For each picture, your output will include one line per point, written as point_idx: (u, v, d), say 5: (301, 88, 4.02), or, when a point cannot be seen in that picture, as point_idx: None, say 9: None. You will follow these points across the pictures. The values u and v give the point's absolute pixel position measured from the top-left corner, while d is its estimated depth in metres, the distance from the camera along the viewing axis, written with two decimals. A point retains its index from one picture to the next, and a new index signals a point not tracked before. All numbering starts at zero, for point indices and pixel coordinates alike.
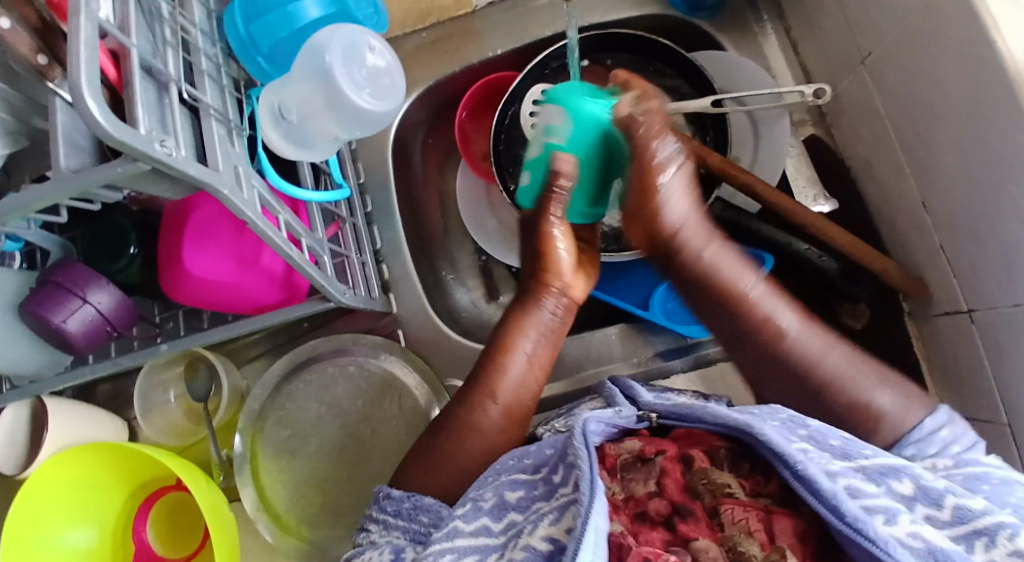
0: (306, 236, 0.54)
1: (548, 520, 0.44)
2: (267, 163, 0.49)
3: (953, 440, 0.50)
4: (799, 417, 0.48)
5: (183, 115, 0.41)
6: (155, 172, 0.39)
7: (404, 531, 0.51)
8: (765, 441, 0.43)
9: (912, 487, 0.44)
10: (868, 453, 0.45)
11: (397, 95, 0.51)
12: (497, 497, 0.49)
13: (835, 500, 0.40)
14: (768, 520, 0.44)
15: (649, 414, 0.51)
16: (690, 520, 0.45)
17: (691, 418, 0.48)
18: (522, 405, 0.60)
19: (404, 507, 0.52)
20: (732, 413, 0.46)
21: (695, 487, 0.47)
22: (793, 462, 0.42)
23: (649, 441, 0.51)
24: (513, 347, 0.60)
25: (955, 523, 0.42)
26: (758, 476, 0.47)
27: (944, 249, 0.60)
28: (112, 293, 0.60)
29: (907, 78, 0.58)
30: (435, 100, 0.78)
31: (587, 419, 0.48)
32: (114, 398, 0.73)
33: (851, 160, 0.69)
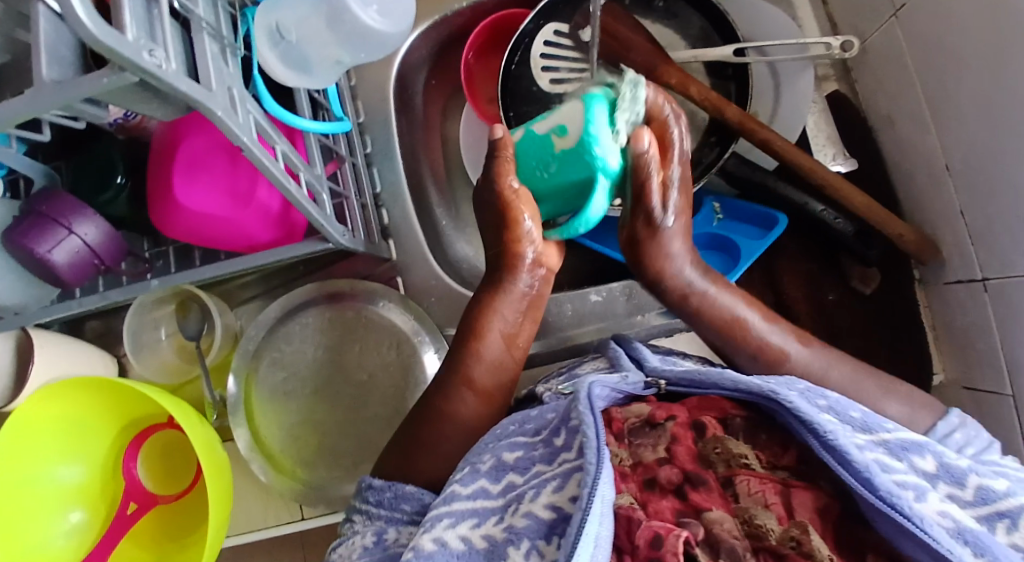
0: (304, 169, 0.51)
1: (552, 487, 0.43)
2: (263, 89, 0.46)
3: (967, 442, 0.49)
4: (817, 387, 0.46)
5: (174, 27, 0.38)
6: (142, 85, 0.36)
7: (388, 520, 0.50)
8: (791, 409, 0.41)
9: (934, 465, 0.42)
10: (889, 427, 0.44)
11: (406, 12, 0.48)
12: (495, 459, 0.48)
13: (867, 472, 0.39)
14: (787, 493, 0.43)
15: (658, 381, 0.48)
16: (703, 489, 0.44)
17: (706, 384, 0.46)
18: (496, 384, 0.58)
19: (385, 497, 0.51)
20: (752, 380, 0.44)
21: (707, 455, 0.45)
22: (823, 432, 0.40)
23: (659, 405, 0.48)
24: (487, 327, 0.57)
25: (977, 503, 0.41)
26: (775, 448, 0.45)
27: (964, 213, 0.58)
28: (100, 225, 0.57)
29: (941, 31, 0.56)
30: (441, 38, 0.75)
31: (593, 383, 0.46)
32: (103, 335, 0.72)
33: (873, 118, 0.67)
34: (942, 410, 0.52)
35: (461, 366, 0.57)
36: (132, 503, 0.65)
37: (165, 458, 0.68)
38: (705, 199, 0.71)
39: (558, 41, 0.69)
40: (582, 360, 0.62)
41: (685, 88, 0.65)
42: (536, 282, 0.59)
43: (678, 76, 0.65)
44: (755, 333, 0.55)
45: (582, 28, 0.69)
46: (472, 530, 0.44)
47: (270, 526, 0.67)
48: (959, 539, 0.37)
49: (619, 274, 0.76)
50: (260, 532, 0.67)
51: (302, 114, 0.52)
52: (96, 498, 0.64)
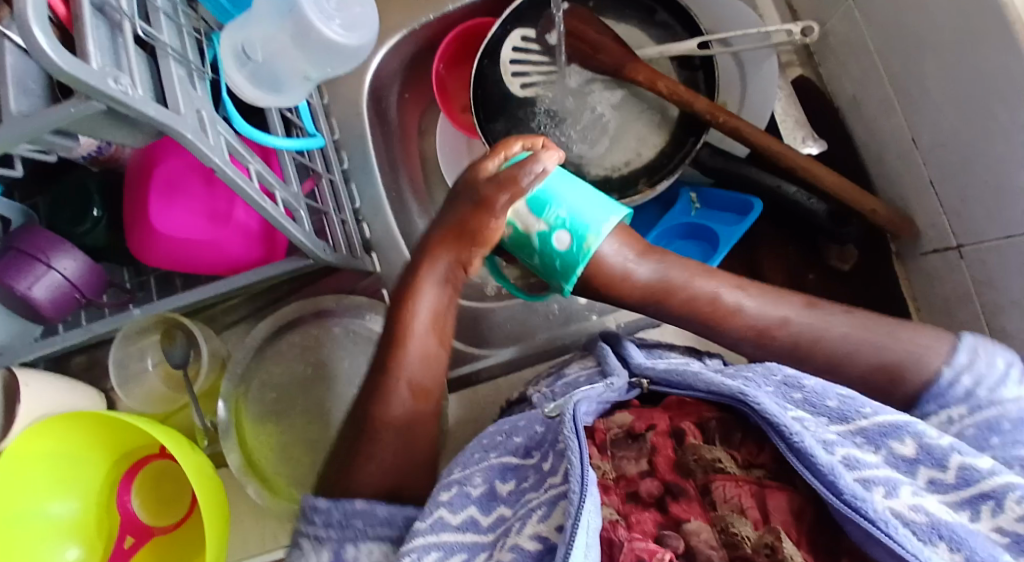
0: (279, 188, 0.51)
1: (536, 517, 0.43)
2: (233, 112, 0.46)
3: (976, 384, 0.47)
4: (794, 378, 0.47)
5: (139, 56, 0.38)
6: (111, 114, 0.36)
7: (338, 541, 0.46)
8: (758, 411, 0.42)
9: (914, 448, 0.42)
10: (867, 412, 0.44)
11: (370, 25, 0.49)
12: (486, 486, 0.48)
13: (833, 476, 0.39)
14: (762, 495, 0.43)
15: (641, 381, 0.49)
16: (682, 501, 0.44)
17: (684, 385, 0.47)
18: (434, 382, 0.55)
19: (333, 518, 0.47)
20: (726, 381, 0.45)
21: (686, 463, 0.45)
22: (789, 434, 0.41)
23: (639, 415, 0.49)
24: (413, 316, 0.55)
25: (959, 486, 0.41)
26: (750, 447, 0.46)
27: (934, 184, 0.59)
28: (78, 258, 0.57)
29: (895, 9, 0.57)
30: (410, 50, 0.76)
31: (579, 401, 0.46)
32: (90, 369, 0.71)
33: (838, 99, 0.68)
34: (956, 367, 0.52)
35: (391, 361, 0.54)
36: (128, 537, 0.64)
37: (160, 491, 0.67)
38: (683, 190, 0.72)
39: (526, 47, 0.70)
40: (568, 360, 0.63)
41: (653, 84, 0.66)
42: (454, 275, 0.56)
43: (645, 72, 0.66)
44: (729, 302, 0.55)
45: (549, 32, 0.70)
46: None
47: (266, 552, 0.66)
48: (932, 535, 0.38)
49: None
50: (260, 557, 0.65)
51: (274, 132, 0.53)
52: (89, 533, 0.63)
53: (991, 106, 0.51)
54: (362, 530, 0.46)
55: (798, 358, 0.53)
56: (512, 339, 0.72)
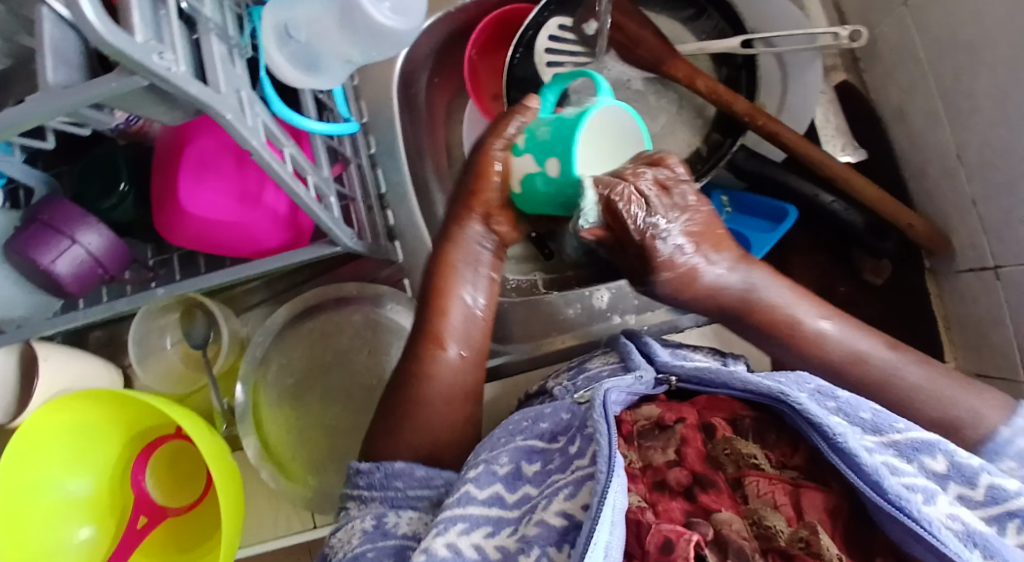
0: (312, 172, 0.50)
1: (563, 494, 0.42)
2: (270, 90, 0.45)
3: (992, 458, 0.48)
4: (828, 387, 0.44)
5: (182, 30, 0.37)
6: (151, 90, 0.35)
7: (382, 499, 0.49)
8: (799, 410, 0.40)
9: (945, 464, 0.41)
10: (900, 426, 0.42)
11: (422, 8, 0.45)
12: (512, 465, 0.47)
13: (877, 476, 0.38)
14: (796, 493, 0.42)
15: (669, 377, 0.47)
16: (712, 492, 0.43)
17: (715, 382, 0.45)
18: (478, 346, 0.59)
19: (375, 478, 0.50)
20: (763, 380, 0.43)
21: (716, 457, 0.44)
22: (833, 434, 0.39)
23: (669, 407, 0.47)
24: (455, 291, 0.58)
25: (987, 504, 0.40)
26: (784, 447, 0.44)
27: (975, 203, 0.58)
28: (103, 233, 0.56)
29: (951, 20, 0.55)
30: (444, 36, 0.74)
31: (608, 389, 0.45)
32: (107, 344, 0.71)
33: (882, 108, 0.66)
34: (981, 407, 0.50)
35: (433, 329, 0.57)
36: (141, 517, 0.64)
37: (175, 468, 0.67)
38: (714, 192, 0.70)
39: (562, 36, 0.67)
40: (591, 354, 0.62)
41: (693, 82, 0.64)
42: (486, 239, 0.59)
43: (689, 69, 0.65)
44: (785, 309, 0.54)
45: (587, 20, 0.67)
46: (487, 538, 0.43)
47: (282, 534, 0.66)
48: (967, 542, 0.36)
49: (629, 270, 0.75)
50: (273, 542, 0.66)
51: (307, 114, 0.51)
52: (103, 508, 0.63)
53: None
54: (399, 492, 0.49)
55: (842, 372, 0.52)
56: (532, 335, 0.71)
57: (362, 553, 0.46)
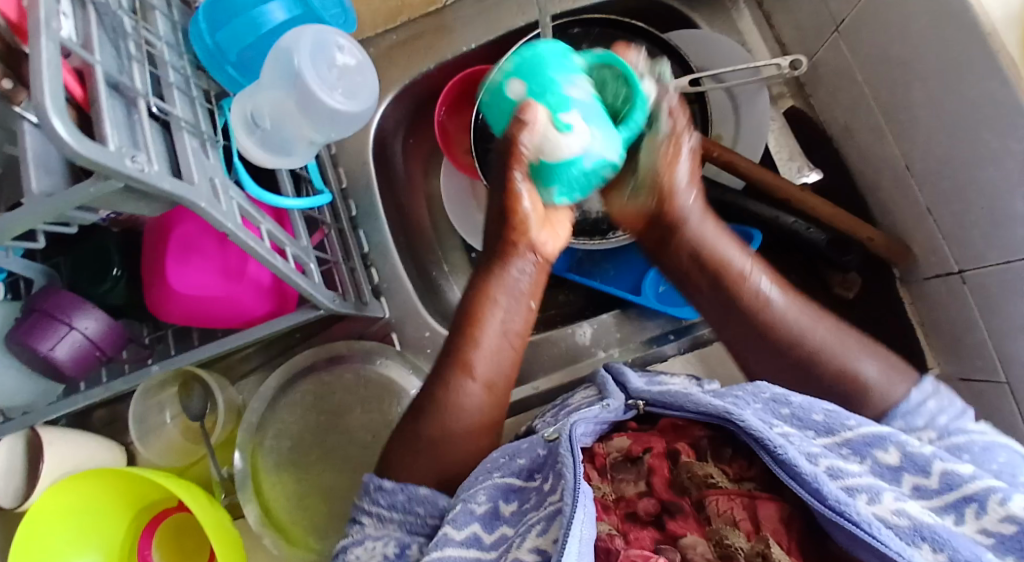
0: (290, 244, 0.53)
1: (536, 531, 0.44)
2: (244, 173, 0.48)
3: (940, 410, 0.49)
4: (782, 395, 0.46)
5: (154, 130, 0.40)
6: (128, 190, 0.38)
7: (401, 522, 0.51)
8: (743, 428, 0.41)
9: (898, 456, 0.42)
10: (852, 423, 0.44)
11: (371, 94, 0.49)
12: (489, 504, 0.48)
13: (816, 483, 0.38)
14: (753, 506, 0.43)
15: (636, 402, 0.49)
16: (679, 517, 0.44)
17: (676, 406, 0.46)
18: (499, 373, 0.59)
19: (397, 499, 0.51)
20: (714, 400, 0.44)
21: (681, 481, 0.46)
22: (773, 447, 0.40)
23: (637, 437, 0.49)
24: (486, 318, 0.58)
25: (943, 491, 0.40)
26: (742, 461, 0.46)
27: (931, 211, 0.60)
28: (99, 317, 0.59)
29: (880, 42, 0.59)
30: (413, 100, 0.78)
31: (575, 422, 0.46)
32: (110, 423, 0.73)
33: (832, 129, 0.69)
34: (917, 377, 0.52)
35: (460, 352, 0.58)
36: None
37: (179, 545, 0.68)
38: None
39: None
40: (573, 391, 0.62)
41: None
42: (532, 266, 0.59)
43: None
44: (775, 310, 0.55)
45: None
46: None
47: None
48: (914, 538, 0.37)
49: (610, 306, 0.77)
50: None
51: (286, 194, 0.54)
52: None
53: (981, 132, 0.51)
54: (421, 517, 0.51)
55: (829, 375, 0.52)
56: (520, 377, 0.73)
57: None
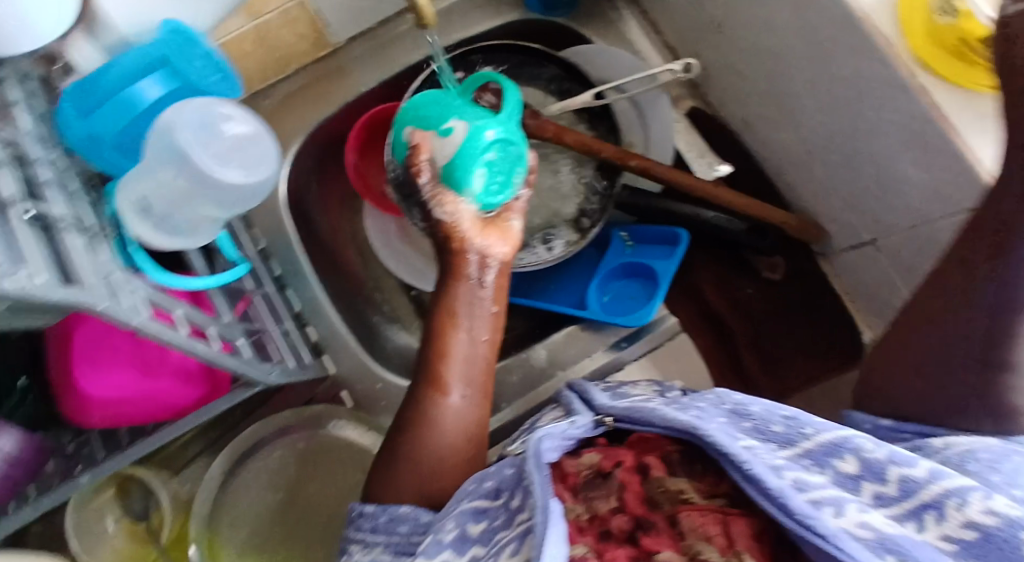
0: (211, 324, 0.50)
1: (508, 551, 0.39)
2: (144, 261, 0.45)
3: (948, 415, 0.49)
4: (742, 406, 0.44)
5: (32, 235, 0.37)
6: (13, 307, 0.35)
7: (385, 543, 0.46)
8: (708, 441, 0.39)
9: (855, 464, 0.40)
10: (809, 432, 0.42)
11: (269, 160, 0.47)
12: (458, 528, 0.42)
13: (783, 497, 0.36)
14: (727, 522, 0.39)
15: (605, 419, 0.46)
16: (652, 532, 0.40)
17: (643, 420, 0.43)
18: (478, 383, 0.54)
19: (379, 522, 0.47)
20: (679, 414, 0.42)
21: (654, 497, 0.42)
22: (740, 461, 0.38)
23: (606, 453, 0.45)
24: (454, 341, 0.54)
25: (902, 498, 0.38)
26: (710, 476, 0.43)
27: (831, 190, 0.62)
28: (14, 433, 0.55)
29: (760, 37, 0.60)
30: (320, 150, 0.76)
31: (541, 437, 0.42)
32: (47, 539, 0.68)
33: (733, 122, 0.71)
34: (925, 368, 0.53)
35: (432, 372, 0.53)
36: None
37: None
38: (613, 231, 0.75)
39: None
40: (536, 414, 0.58)
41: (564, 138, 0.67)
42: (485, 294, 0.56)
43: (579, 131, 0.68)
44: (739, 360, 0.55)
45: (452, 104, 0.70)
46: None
47: None
48: (880, 550, 0.35)
49: (559, 324, 0.77)
50: None
51: (197, 272, 0.52)
52: None
53: (856, 105, 0.53)
54: (404, 536, 0.46)
55: None
56: None
57: None
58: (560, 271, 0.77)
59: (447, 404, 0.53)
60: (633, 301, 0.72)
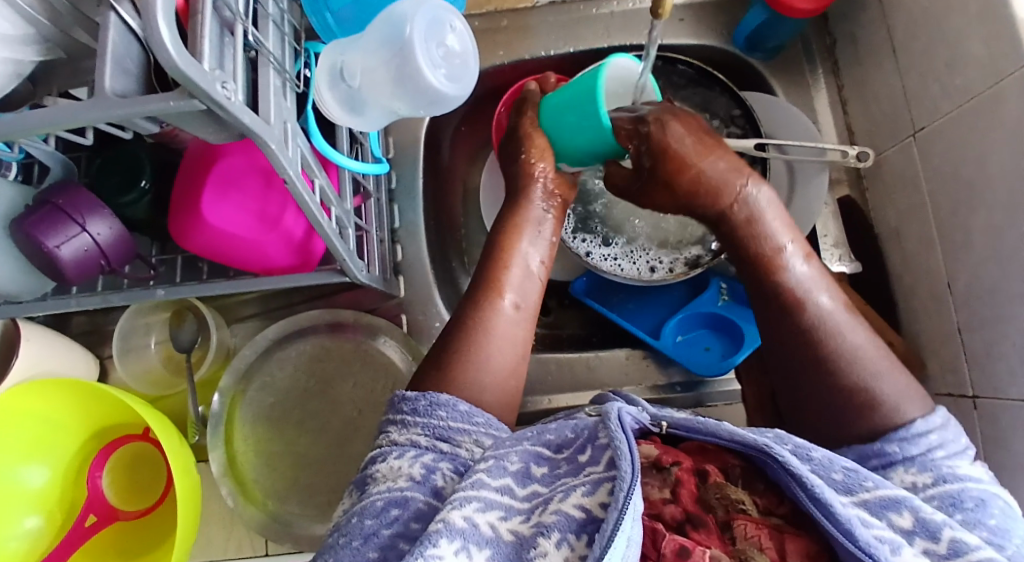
0: (337, 204, 0.51)
1: (581, 490, 0.40)
2: (313, 125, 0.47)
3: (940, 444, 0.47)
4: (803, 446, 0.43)
5: (243, 58, 0.38)
6: (205, 114, 0.36)
7: (425, 425, 0.47)
8: (784, 466, 0.39)
9: (911, 520, 0.40)
10: (869, 484, 0.41)
11: (468, 82, 0.48)
12: (522, 464, 0.44)
13: (849, 524, 0.37)
14: (781, 539, 0.40)
15: (659, 423, 0.44)
16: (703, 530, 0.41)
17: (705, 433, 0.42)
18: (530, 300, 0.59)
19: (419, 405, 0.48)
20: (750, 433, 0.41)
21: (708, 500, 0.42)
22: (811, 485, 0.38)
23: (666, 449, 0.45)
24: (516, 246, 0.59)
25: (951, 556, 0.39)
26: (772, 496, 0.42)
27: (961, 331, 0.60)
28: (113, 225, 0.56)
29: (956, 156, 0.59)
30: (479, 90, 0.77)
31: (624, 408, 0.44)
32: (89, 333, 0.70)
33: (880, 227, 0.70)
34: (929, 406, 0.50)
35: (492, 277, 0.58)
36: (90, 514, 0.63)
37: (133, 478, 0.66)
38: (713, 279, 0.73)
39: None
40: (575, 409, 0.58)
41: (680, 173, 0.56)
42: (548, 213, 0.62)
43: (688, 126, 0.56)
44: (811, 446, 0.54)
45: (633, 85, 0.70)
46: (500, 521, 0.41)
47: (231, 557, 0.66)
48: None
49: (623, 343, 0.77)
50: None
51: (340, 151, 0.53)
52: (54, 506, 0.62)
53: (1019, 254, 0.53)
54: (442, 421, 0.47)
55: None
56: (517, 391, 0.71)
57: (411, 496, 0.43)
58: (645, 291, 0.75)
59: (501, 309, 0.57)
60: (706, 353, 0.71)
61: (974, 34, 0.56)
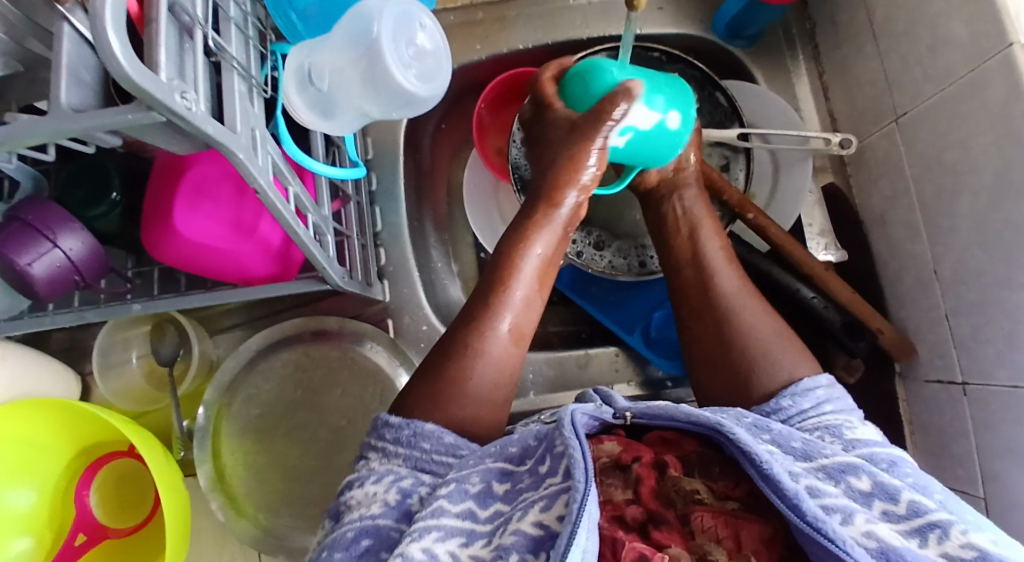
0: (313, 210, 0.50)
1: (538, 506, 0.40)
2: (283, 131, 0.45)
3: (828, 401, 0.48)
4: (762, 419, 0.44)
5: (205, 65, 0.37)
6: (167, 126, 0.35)
7: (405, 456, 0.46)
8: (734, 439, 0.39)
9: (869, 483, 0.40)
10: (828, 452, 0.42)
11: (443, 80, 0.47)
12: (483, 484, 0.43)
13: (796, 498, 0.36)
14: (736, 525, 0.40)
15: (624, 414, 0.44)
16: (664, 528, 0.40)
17: (663, 417, 0.42)
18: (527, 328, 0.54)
19: (402, 435, 0.47)
20: (705, 411, 0.41)
21: (667, 493, 0.42)
22: (761, 460, 0.38)
23: (627, 445, 0.45)
24: (522, 266, 0.54)
25: (909, 516, 0.38)
26: (728, 479, 0.42)
27: (948, 317, 0.60)
28: (85, 239, 0.54)
29: (938, 142, 0.58)
30: (457, 86, 0.76)
31: (575, 409, 0.43)
32: (68, 348, 0.69)
33: (865, 214, 0.69)
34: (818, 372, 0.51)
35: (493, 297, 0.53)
36: (80, 533, 0.62)
37: (122, 493, 0.65)
38: None
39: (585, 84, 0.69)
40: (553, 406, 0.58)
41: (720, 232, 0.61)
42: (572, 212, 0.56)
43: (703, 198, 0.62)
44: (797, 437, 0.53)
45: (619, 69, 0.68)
46: (461, 548, 0.40)
47: None
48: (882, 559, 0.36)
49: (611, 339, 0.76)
50: None
51: (315, 156, 0.52)
52: (43, 527, 0.61)
53: (1003, 239, 0.53)
54: (425, 453, 0.46)
55: None
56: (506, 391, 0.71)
57: (381, 523, 0.42)
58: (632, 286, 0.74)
59: (498, 334, 0.52)
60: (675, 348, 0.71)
61: (954, 19, 0.55)
